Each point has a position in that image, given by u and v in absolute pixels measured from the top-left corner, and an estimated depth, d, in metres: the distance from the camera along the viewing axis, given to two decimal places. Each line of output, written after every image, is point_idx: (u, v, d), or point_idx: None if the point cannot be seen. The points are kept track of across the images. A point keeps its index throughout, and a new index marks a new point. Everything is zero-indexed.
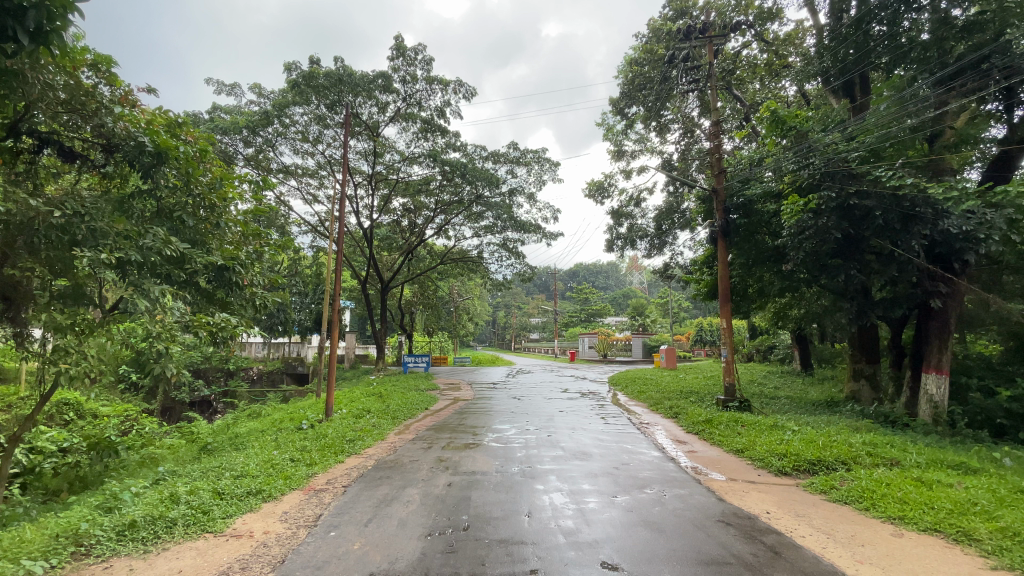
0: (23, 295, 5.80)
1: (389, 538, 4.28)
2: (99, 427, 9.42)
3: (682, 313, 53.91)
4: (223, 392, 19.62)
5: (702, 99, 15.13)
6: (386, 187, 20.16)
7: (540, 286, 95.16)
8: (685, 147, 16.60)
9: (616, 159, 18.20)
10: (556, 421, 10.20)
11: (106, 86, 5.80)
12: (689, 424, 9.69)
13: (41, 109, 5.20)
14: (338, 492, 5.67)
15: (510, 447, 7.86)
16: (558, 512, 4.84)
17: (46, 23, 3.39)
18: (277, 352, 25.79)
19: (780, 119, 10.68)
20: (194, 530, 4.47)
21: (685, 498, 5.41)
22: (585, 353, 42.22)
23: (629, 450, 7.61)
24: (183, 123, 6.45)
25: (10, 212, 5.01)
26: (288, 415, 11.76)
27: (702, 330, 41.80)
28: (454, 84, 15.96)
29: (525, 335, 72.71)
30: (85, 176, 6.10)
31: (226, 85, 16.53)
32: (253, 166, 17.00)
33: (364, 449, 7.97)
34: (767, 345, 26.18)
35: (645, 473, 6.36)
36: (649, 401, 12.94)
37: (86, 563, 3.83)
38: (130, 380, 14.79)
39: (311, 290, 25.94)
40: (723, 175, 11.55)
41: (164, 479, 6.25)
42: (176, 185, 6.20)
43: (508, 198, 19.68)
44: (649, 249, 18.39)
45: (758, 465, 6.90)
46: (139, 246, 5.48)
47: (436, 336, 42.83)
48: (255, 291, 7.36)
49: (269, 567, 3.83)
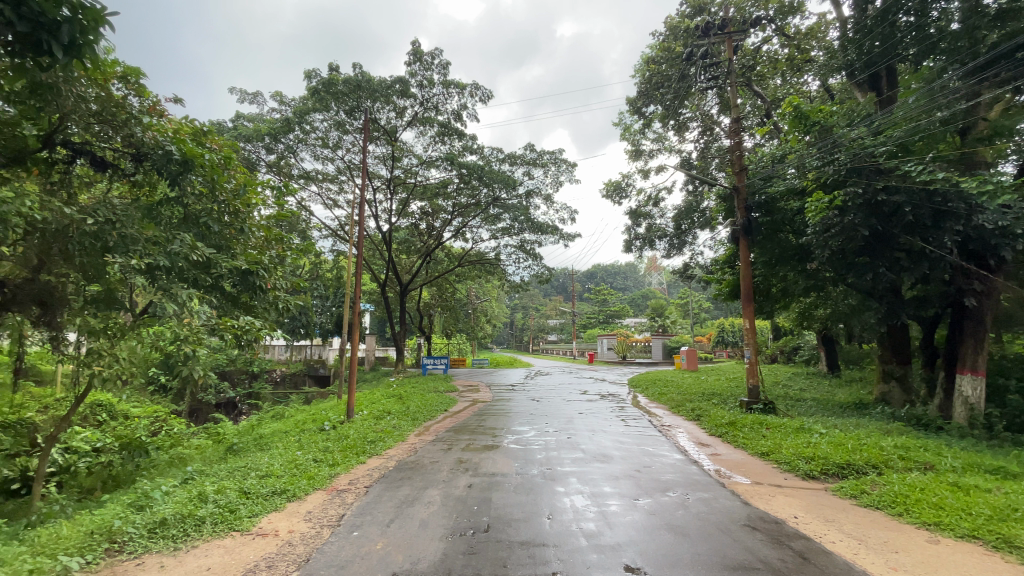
0: (57, 300, 5.96)
1: (411, 538, 4.30)
2: (131, 427, 9.71)
3: (703, 314, 52.86)
4: (248, 393, 20.03)
5: (722, 96, 14.80)
6: (404, 190, 20.36)
7: (558, 287, 94.83)
8: (704, 145, 16.41)
9: (634, 159, 17.99)
10: (575, 422, 10.19)
11: (136, 97, 5.98)
12: (711, 426, 9.52)
13: (74, 120, 5.44)
14: (360, 493, 5.71)
15: (529, 449, 7.83)
16: (579, 514, 4.81)
17: (79, 37, 3.63)
18: (299, 355, 26.20)
19: (803, 114, 10.46)
20: (222, 528, 4.57)
21: (710, 502, 5.31)
22: (601, 354, 41.82)
23: (650, 453, 7.53)
24: (208, 131, 6.60)
25: (46, 220, 5.26)
26: (311, 417, 11.97)
27: (724, 331, 41.01)
28: (470, 87, 16.02)
29: (543, 337, 72.33)
30: (115, 185, 6.32)
31: (248, 93, 16.94)
32: (275, 172, 17.31)
33: (385, 450, 8.06)
34: (792, 347, 25.60)
35: (667, 476, 6.26)
36: (670, 403, 12.78)
37: (120, 559, 3.94)
38: (159, 382, 15.17)
39: (332, 293, 26.30)
40: (743, 173, 11.31)
41: (192, 478, 6.41)
42: (202, 192, 6.40)
43: (525, 199, 19.66)
44: (669, 249, 18.18)
45: (785, 468, 6.73)
46: (167, 252, 5.71)
47: (454, 337, 43.01)
48: (277, 294, 7.49)
49: (294, 565, 3.89)
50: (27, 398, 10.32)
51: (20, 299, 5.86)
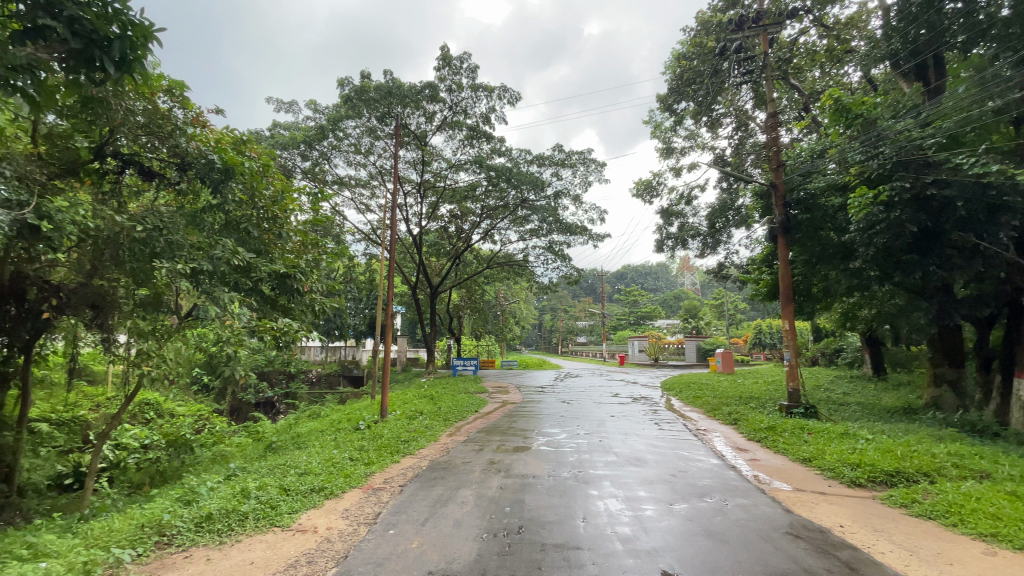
0: (109, 304, 6.22)
1: (446, 538, 4.33)
2: (177, 425, 10.15)
3: (738, 315, 51.38)
4: (286, 393, 20.63)
5: (756, 90, 14.41)
6: (434, 194, 20.63)
7: (587, 288, 94.04)
8: (739, 141, 15.98)
9: (665, 157, 17.68)
10: (608, 425, 10.07)
11: (181, 110, 6.26)
12: (749, 431, 9.24)
13: (124, 133, 5.78)
14: (395, 492, 5.79)
15: (562, 451, 7.77)
16: (614, 518, 4.74)
17: (129, 53, 3.89)
18: (333, 356, 26.82)
19: (844, 107, 10.11)
20: (264, 523, 4.71)
21: (749, 508, 5.15)
22: (632, 356, 41.17)
23: (686, 457, 7.36)
24: (247, 140, 6.84)
25: (99, 228, 5.55)
26: (346, 416, 12.22)
27: (760, 332, 39.75)
28: (499, 90, 16.11)
29: (572, 339, 71.86)
30: (161, 194, 6.60)
31: (285, 102, 17.50)
32: (311, 178, 17.81)
33: (418, 450, 8.15)
34: (833, 349, 24.62)
35: (704, 481, 6.10)
36: (706, 407, 12.49)
37: (169, 552, 4.12)
38: (202, 382, 15.78)
39: (364, 296, 26.86)
40: (781, 169, 10.97)
41: (235, 474, 6.65)
42: (242, 199, 6.68)
43: (554, 200, 19.59)
44: (702, 248, 17.78)
45: (829, 475, 6.48)
46: (210, 257, 6.05)
47: (483, 339, 43.19)
48: (314, 297, 7.68)
49: (333, 561, 3.97)
50: (82, 396, 10.89)
51: (75, 303, 6.16)
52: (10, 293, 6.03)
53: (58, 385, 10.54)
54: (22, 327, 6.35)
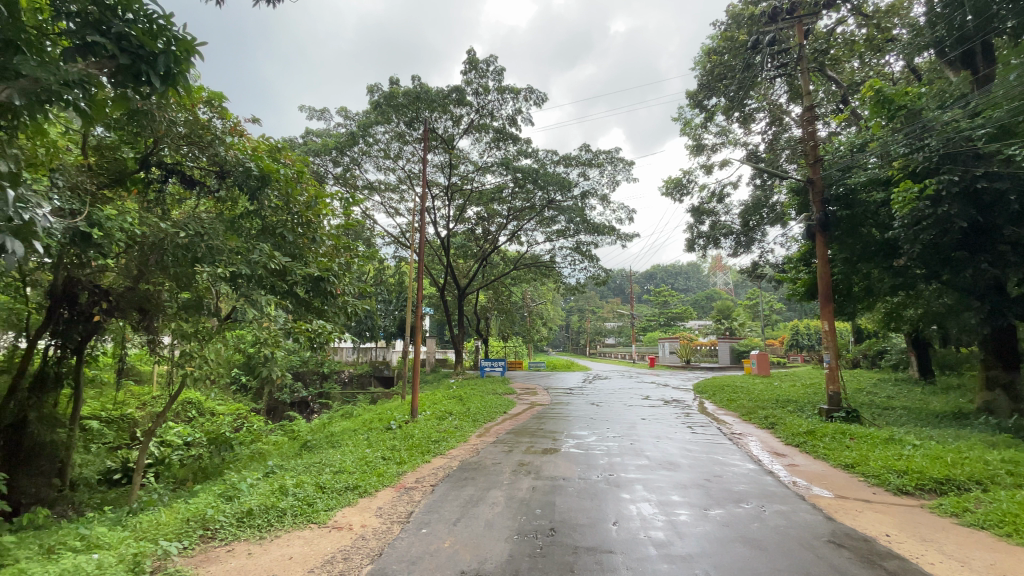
0: (154, 307, 6.57)
1: (478, 538, 4.35)
2: (217, 423, 10.53)
3: (773, 315, 49.80)
4: (319, 393, 21.15)
5: (791, 84, 13.98)
6: (461, 197, 20.81)
7: (615, 288, 93.01)
8: (773, 137, 15.53)
9: (695, 154, 17.33)
10: (639, 428, 9.93)
11: (220, 120, 6.51)
12: (787, 435, 8.95)
13: (167, 143, 6.08)
14: (427, 491, 5.85)
15: (592, 454, 7.71)
16: (647, 522, 4.67)
17: (173, 66, 4.15)
18: (365, 356, 27.34)
19: (886, 99, 9.70)
20: (301, 519, 4.84)
21: (788, 515, 4.99)
22: (662, 358, 40.47)
23: (721, 461, 7.19)
24: (282, 148, 7.04)
25: (145, 235, 5.83)
26: (378, 416, 12.44)
27: (797, 333, 38.43)
28: (525, 92, 16.12)
29: (601, 340, 71.17)
30: (202, 201, 6.88)
31: (317, 110, 17.99)
32: (342, 184, 18.22)
33: (449, 450, 8.23)
34: (876, 350, 23.58)
35: (740, 487, 5.95)
36: (740, 410, 12.17)
37: (213, 546, 4.28)
38: (241, 382, 16.33)
39: (394, 298, 27.30)
40: (818, 164, 10.61)
41: (274, 471, 6.87)
42: (278, 205, 6.88)
43: (581, 200, 19.48)
44: (735, 246, 17.34)
45: (873, 482, 6.20)
46: (248, 261, 6.27)
47: (510, 340, 43.24)
48: (346, 299, 7.86)
49: (368, 558, 4.05)
50: (130, 395, 11.42)
51: (123, 306, 6.53)
52: (64, 297, 6.48)
53: (108, 384, 11.07)
54: (74, 329, 6.80)
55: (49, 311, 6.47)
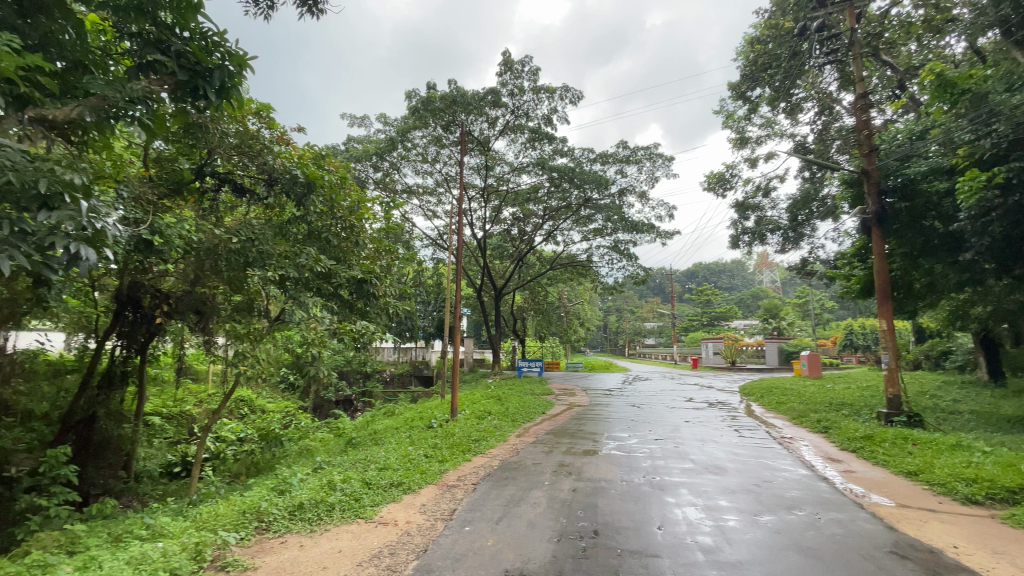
0: (209, 309, 6.87)
1: (521, 538, 4.36)
2: (267, 420, 11.00)
3: (825, 314, 47.37)
4: (362, 392, 21.73)
5: (842, 70, 13.30)
6: (497, 198, 20.94)
7: (654, 288, 91.05)
8: (822, 127, 14.82)
9: (738, 148, 16.76)
10: (682, 431, 9.69)
11: (268, 130, 6.78)
12: (842, 440, 8.51)
13: (220, 154, 6.44)
14: (468, 490, 5.92)
15: (634, 456, 7.59)
16: (694, 527, 4.55)
17: (227, 81, 4.41)
18: (405, 356, 27.90)
19: (947, 82, 8.93)
20: (349, 514, 4.99)
21: (846, 524, 4.75)
22: (705, 359, 39.31)
23: (770, 466, 6.92)
24: (326, 155, 7.27)
25: (201, 241, 6.14)
26: (418, 414, 12.70)
27: (851, 333, 36.36)
28: (561, 90, 16.05)
29: (640, 340, 69.88)
30: (252, 208, 7.20)
31: (357, 118, 18.53)
32: (382, 188, 18.67)
33: (489, 449, 8.27)
34: (940, 351, 22.06)
35: (791, 493, 5.70)
36: (790, 413, 11.67)
37: (267, 537, 4.47)
38: (289, 381, 16.99)
39: (433, 299, 27.75)
40: (874, 154, 10.06)
41: (322, 467, 7.11)
42: (323, 211, 7.12)
43: (619, 198, 19.20)
44: (782, 242, 16.66)
45: (938, 491, 5.82)
46: (297, 264, 6.54)
47: (547, 340, 43.11)
48: (388, 300, 8.05)
49: (414, 554, 4.13)
50: (188, 393, 12.08)
51: (182, 309, 6.90)
52: (128, 300, 6.94)
53: (167, 382, 11.74)
54: (139, 330, 7.28)
55: (116, 313, 6.96)
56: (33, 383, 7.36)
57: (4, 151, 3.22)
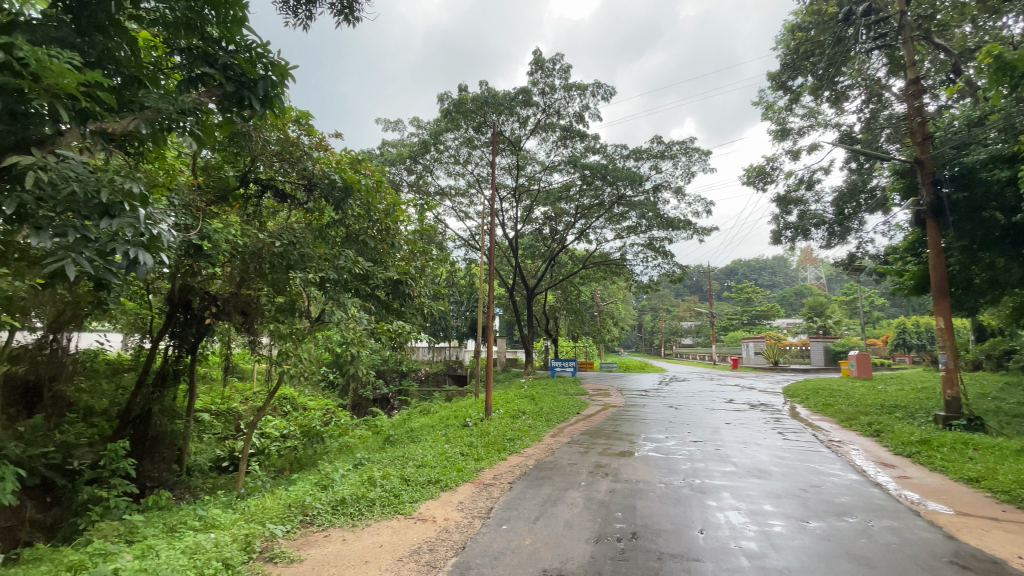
0: (254, 310, 7.18)
1: (558, 538, 4.36)
2: (309, 417, 11.38)
3: (875, 312, 45.00)
4: (398, 391, 22.18)
5: (891, 55, 12.61)
6: (529, 198, 20.94)
7: (691, 286, 88.88)
8: (870, 115, 14.09)
9: (779, 140, 16.18)
10: (723, 433, 9.43)
11: (307, 136, 6.97)
12: (895, 444, 8.09)
13: (262, 161, 6.70)
14: (505, 488, 5.95)
15: (672, 458, 7.44)
16: (737, 532, 4.42)
17: (271, 90, 4.58)
18: (439, 356, 28.28)
19: (1006, 65, 7.44)
20: (389, 510, 5.10)
21: (901, 532, 4.51)
22: (745, 360, 38.11)
23: (818, 471, 6.65)
24: (362, 159, 7.41)
25: (246, 245, 6.41)
26: (454, 412, 12.88)
27: (904, 332, 34.38)
28: (592, 87, 15.90)
29: (677, 340, 68.38)
30: (293, 213, 7.44)
31: (391, 122, 18.91)
32: (416, 191, 19.00)
33: (524, 448, 8.29)
34: (1004, 351, 20.61)
35: (841, 499, 5.46)
36: (839, 416, 11.16)
37: (312, 530, 4.63)
38: (329, 380, 17.52)
39: (466, 298, 28.03)
40: (928, 142, 9.51)
41: (362, 463, 7.29)
42: (360, 214, 7.29)
43: (653, 195, 18.86)
44: (828, 237, 15.98)
45: (1002, 499, 5.45)
46: (336, 266, 6.76)
47: (581, 340, 42.83)
48: (423, 300, 8.18)
49: (453, 550, 4.18)
50: (236, 390, 12.63)
51: (229, 310, 7.24)
52: (180, 303, 7.36)
53: (217, 380, 12.32)
54: (189, 330, 7.72)
55: (168, 315, 7.40)
56: (93, 381, 7.91)
57: (70, 164, 3.45)
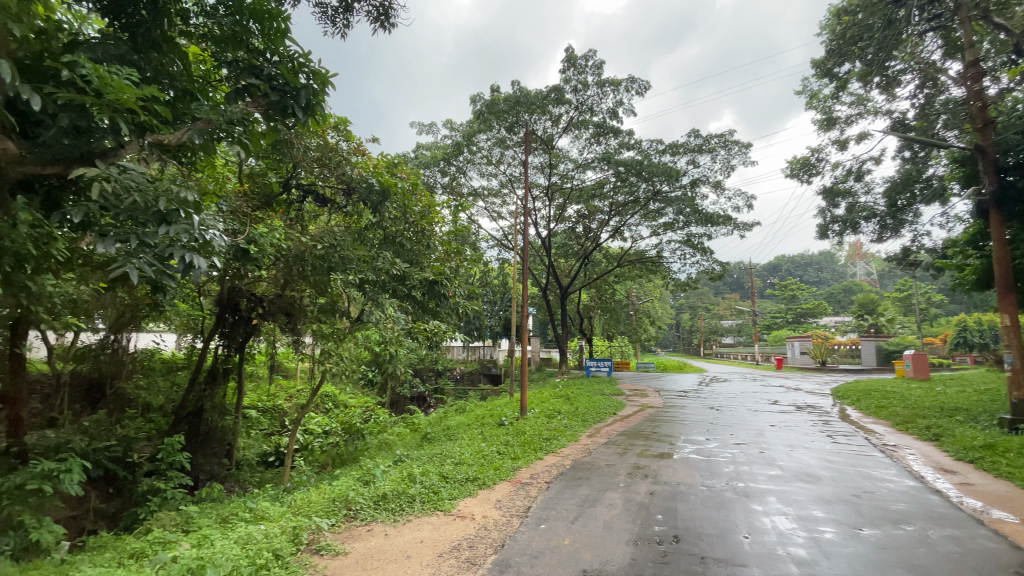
0: (298, 310, 7.45)
1: (598, 538, 4.32)
2: (349, 415, 11.68)
3: (932, 309, 42.36)
4: (434, 389, 22.50)
5: (947, 35, 11.84)
6: (562, 196, 20.81)
7: (731, 284, 86.14)
8: (924, 101, 13.30)
9: (824, 130, 15.48)
10: (767, 436, 9.11)
11: (345, 142, 7.17)
12: (956, 449, 7.60)
13: (304, 167, 6.94)
14: (542, 488, 5.95)
15: (714, 460, 7.24)
16: (785, 538, 4.27)
17: (312, 98, 4.72)
18: (474, 355, 28.47)
19: None
20: (429, 506, 5.19)
21: (964, 541, 4.24)
22: (790, 360, 36.63)
23: (871, 476, 6.33)
24: (398, 163, 7.54)
25: (290, 248, 6.64)
26: (489, 411, 12.95)
27: (966, 330, 32.21)
28: (626, 82, 15.65)
29: (717, 338, 66.43)
30: (333, 216, 7.66)
31: (425, 125, 19.19)
32: (449, 192, 19.21)
33: (560, 448, 8.26)
34: None
35: (897, 506, 5.18)
36: (893, 419, 10.60)
37: (355, 524, 4.76)
38: (367, 378, 17.95)
39: (500, 298, 28.14)
40: (990, 127, 8.91)
41: (402, 460, 7.44)
42: (397, 216, 7.44)
43: (690, 190, 18.41)
44: (879, 230, 15.17)
45: None
46: (374, 268, 6.93)
47: (616, 339, 42.25)
48: (458, 300, 8.26)
49: (492, 548, 4.22)
50: (280, 388, 13.13)
51: (275, 311, 7.54)
52: (229, 304, 7.73)
53: (263, 378, 12.84)
54: (237, 330, 8.08)
55: (218, 316, 7.78)
56: (150, 379, 8.45)
57: (131, 174, 3.67)
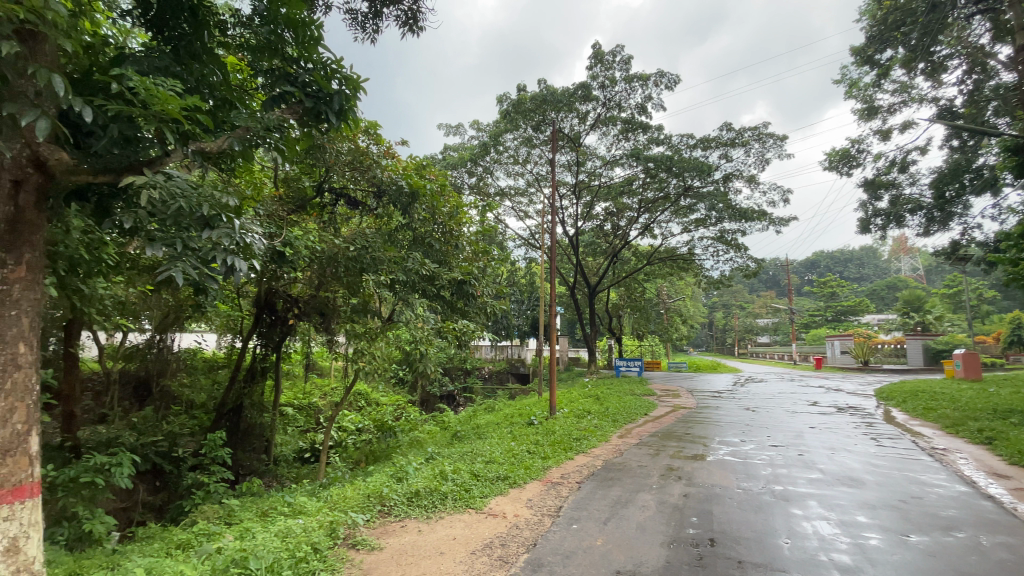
0: (331, 310, 7.62)
1: (631, 540, 4.28)
2: (382, 413, 11.89)
3: (985, 306, 40.01)
4: (464, 388, 22.65)
5: (998, 17, 11.19)
6: (589, 194, 20.62)
7: (766, 281, 83.60)
8: (974, 87, 12.60)
9: (865, 120, 14.85)
10: (806, 438, 8.81)
11: (375, 146, 7.31)
12: (1013, 453, 7.17)
13: (336, 171, 7.11)
14: (573, 487, 5.93)
15: (750, 462, 7.05)
16: (826, 543, 4.12)
17: (345, 103, 4.84)
18: (502, 354, 28.51)
19: None
20: (460, 504, 5.24)
21: (1022, 550, 4.00)
22: (829, 359, 35.29)
23: (919, 481, 6.04)
24: (426, 165, 7.63)
25: (323, 250, 6.81)
26: (519, 411, 12.97)
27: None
28: (654, 77, 15.39)
29: (752, 337, 64.56)
30: (364, 218, 7.82)
31: (452, 126, 19.36)
32: (477, 192, 19.32)
33: (590, 448, 8.21)
34: None
35: (948, 512, 4.93)
36: (941, 422, 10.08)
37: (389, 520, 4.85)
38: (398, 377, 18.24)
39: (527, 297, 28.12)
40: None
41: (433, 457, 7.54)
42: (425, 217, 7.53)
43: (722, 185, 17.96)
44: (926, 223, 14.45)
45: None
46: (404, 268, 7.02)
47: (646, 338, 41.57)
48: (486, 300, 8.30)
49: (524, 546, 4.23)
50: (315, 386, 13.49)
51: (310, 311, 7.75)
52: (266, 305, 7.99)
53: (298, 377, 13.20)
54: (274, 330, 8.34)
55: (256, 316, 8.05)
56: (194, 377, 8.81)
57: (177, 181, 3.84)
